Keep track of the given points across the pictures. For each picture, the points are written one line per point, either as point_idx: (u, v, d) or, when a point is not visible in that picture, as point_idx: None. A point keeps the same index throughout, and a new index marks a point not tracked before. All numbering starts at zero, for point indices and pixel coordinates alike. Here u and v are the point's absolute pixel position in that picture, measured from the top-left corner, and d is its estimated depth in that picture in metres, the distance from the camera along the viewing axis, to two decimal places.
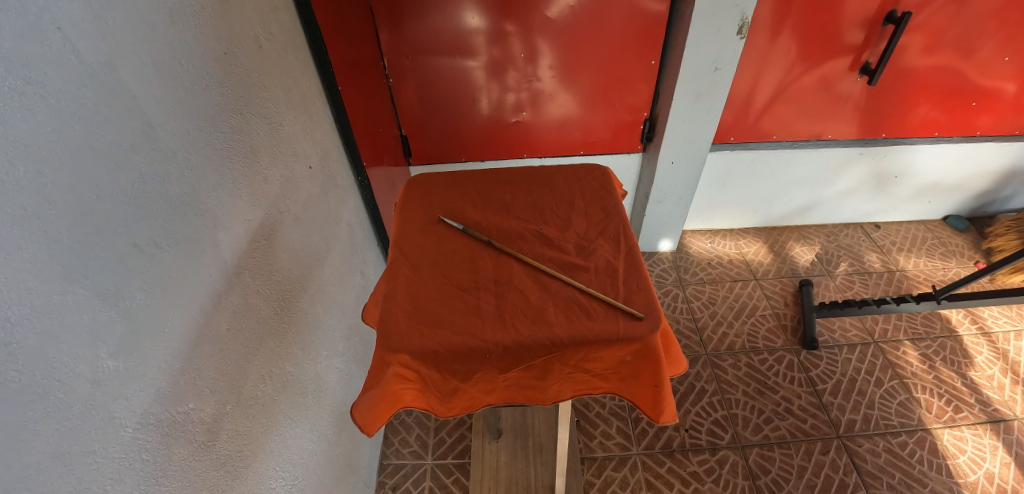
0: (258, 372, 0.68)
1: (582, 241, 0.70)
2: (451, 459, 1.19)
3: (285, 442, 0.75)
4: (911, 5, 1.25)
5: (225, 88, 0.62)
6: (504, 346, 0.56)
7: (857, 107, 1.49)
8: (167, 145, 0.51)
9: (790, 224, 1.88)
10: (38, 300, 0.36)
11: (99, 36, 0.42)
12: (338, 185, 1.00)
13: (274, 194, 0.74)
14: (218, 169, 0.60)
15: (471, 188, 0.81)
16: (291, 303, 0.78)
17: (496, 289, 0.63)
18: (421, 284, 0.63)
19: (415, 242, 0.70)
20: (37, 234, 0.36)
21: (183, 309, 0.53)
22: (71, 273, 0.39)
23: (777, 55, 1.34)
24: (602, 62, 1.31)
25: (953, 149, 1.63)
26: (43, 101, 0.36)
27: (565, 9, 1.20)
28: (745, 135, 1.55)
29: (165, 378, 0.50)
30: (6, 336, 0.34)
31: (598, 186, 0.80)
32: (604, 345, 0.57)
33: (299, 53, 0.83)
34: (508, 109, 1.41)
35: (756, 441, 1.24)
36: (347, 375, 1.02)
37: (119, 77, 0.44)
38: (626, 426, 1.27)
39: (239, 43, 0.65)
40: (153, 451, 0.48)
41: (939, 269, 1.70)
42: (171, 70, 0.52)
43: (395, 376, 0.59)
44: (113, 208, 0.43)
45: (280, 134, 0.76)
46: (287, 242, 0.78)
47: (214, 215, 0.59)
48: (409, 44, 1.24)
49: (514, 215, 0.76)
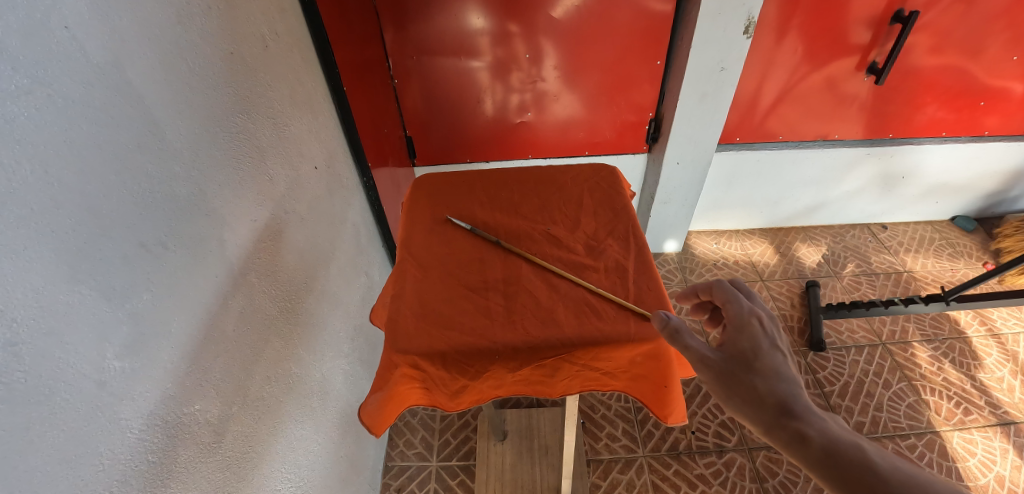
0: (264, 374, 0.67)
1: (591, 242, 0.70)
2: (455, 461, 1.19)
3: (290, 444, 0.74)
4: (919, 4, 1.24)
5: (231, 88, 0.61)
6: (513, 347, 0.56)
7: (864, 107, 1.48)
8: (173, 145, 0.50)
9: (796, 224, 1.87)
10: (43, 300, 0.36)
11: (105, 35, 0.42)
12: (343, 186, 0.99)
13: (280, 195, 0.73)
14: (224, 169, 0.60)
15: (479, 188, 0.80)
16: (297, 304, 0.78)
17: (505, 289, 0.62)
18: (428, 284, 0.63)
19: (421, 242, 0.70)
20: (43, 234, 0.36)
21: (190, 309, 0.53)
22: (77, 273, 0.39)
23: (783, 55, 1.33)
24: (607, 62, 1.31)
25: (961, 149, 1.61)
26: (51, 100, 0.36)
27: (569, 9, 1.19)
28: (751, 135, 1.54)
29: (171, 379, 0.50)
30: (11, 337, 0.33)
31: (607, 185, 0.80)
32: (615, 346, 0.57)
33: (304, 53, 0.83)
34: (513, 110, 1.41)
35: (763, 444, 1.23)
36: (352, 376, 1.01)
37: (126, 76, 0.44)
38: (632, 428, 1.26)
39: (246, 44, 0.65)
40: (159, 453, 0.48)
41: (948, 270, 1.69)
42: (178, 70, 0.52)
43: (403, 376, 0.58)
44: (120, 209, 0.43)
45: (286, 135, 0.76)
46: (293, 242, 0.77)
47: (220, 214, 0.59)
48: (414, 45, 1.24)
49: (522, 215, 0.75)
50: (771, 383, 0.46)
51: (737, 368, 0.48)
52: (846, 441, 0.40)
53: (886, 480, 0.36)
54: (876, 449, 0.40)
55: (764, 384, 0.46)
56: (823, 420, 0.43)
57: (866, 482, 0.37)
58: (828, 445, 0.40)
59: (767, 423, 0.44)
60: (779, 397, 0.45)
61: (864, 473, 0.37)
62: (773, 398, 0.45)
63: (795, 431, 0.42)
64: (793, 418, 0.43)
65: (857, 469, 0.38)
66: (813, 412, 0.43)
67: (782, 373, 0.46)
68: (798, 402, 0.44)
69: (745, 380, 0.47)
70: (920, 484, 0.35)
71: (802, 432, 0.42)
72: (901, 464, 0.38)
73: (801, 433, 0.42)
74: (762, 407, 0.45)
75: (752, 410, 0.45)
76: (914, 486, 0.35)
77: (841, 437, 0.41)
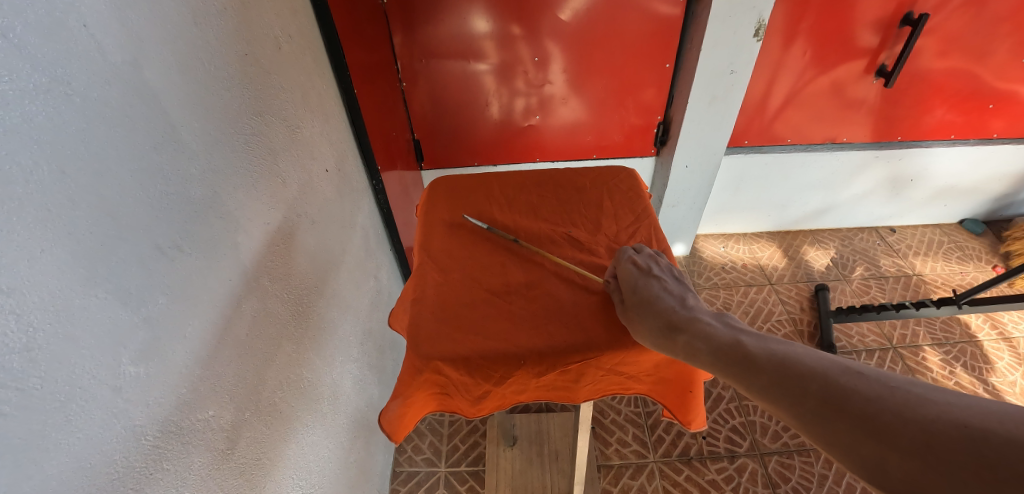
0: (276, 378, 0.66)
1: (612, 245, 0.69)
2: (464, 467, 1.18)
3: (300, 450, 0.73)
4: (928, 7, 1.24)
5: (244, 88, 0.61)
6: (538, 352, 0.55)
7: (872, 111, 1.47)
8: (189, 147, 0.50)
9: (803, 228, 1.86)
10: (59, 303, 0.35)
11: (122, 35, 0.41)
12: (352, 189, 0.98)
13: (292, 197, 0.73)
14: (237, 171, 0.59)
15: (496, 191, 0.80)
16: (309, 307, 0.77)
17: (527, 293, 0.61)
18: (448, 288, 0.62)
19: (439, 246, 0.69)
20: (59, 236, 0.35)
21: (204, 313, 0.52)
22: (93, 276, 0.38)
23: (792, 57, 1.33)
24: (615, 66, 1.30)
25: (969, 152, 1.61)
26: (69, 99, 0.36)
27: (578, 12, 1.19)
28: (759, 138, 1.54)
29: (186, 385, 0.49)
30: (26, 342, 0.33)
31: (626, 188, 0.79)
32: (642, 351, 0.56)
33: (316, 55, 0.83)
34: (520, 113, 1.41)
35: (775, 449, 1.22)
36: (362, 380, 1.00)
37: (143, 77, 0.44)
38: (642, 433, 1.25)
39: (260, 45, 0.65)
40: (172, 460, 0.47)
41: (957, 274, 1.68)
42: (193, 70, 0.51)
43: (425, 383, 0.57)
44: (135, 210, 0.42)
45: (298, 138, 0.75)
46: (305, 245, 0.76)
47: (233, 217, 0.58)
48: (423, 48, 1.23)
49: (541, 218, 0.75)
50: (660, 307, 0.53)
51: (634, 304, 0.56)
52: (727, 338, 0.47)
53: (764, 364, 0.42)
54: (752, 337, 0.46)
55: (654, 314, 0.53)
56: (702, 322, 0.50)
57: (750, 369, 0.43)
58: (714, 347, 0.46)
59: (666, 345, 0.50)
60: (668, 318, 0.52)
61: (745, 362, 0.43)
62: (664, 319, 0.52)
63: (684, 342, 0.49)
64: (682, 333, 0.49)
65: (740, 358, 0.44)
66: (699, 319, 0.50)
67: (665, 297, 0.54)
68: (683, 316, 0.51)
69: (640, 310, 0.54)
70: (788, 358, 0.42)
71: (691, 342, 0.48)
72: (772, 344, 0.44)
73: (690, 342, 0.48)
74: (657, 328, 0.52)
75: (651, 333, 0.52)
76: (783, 362, 0.42)
77: (723, 335, 0.47)
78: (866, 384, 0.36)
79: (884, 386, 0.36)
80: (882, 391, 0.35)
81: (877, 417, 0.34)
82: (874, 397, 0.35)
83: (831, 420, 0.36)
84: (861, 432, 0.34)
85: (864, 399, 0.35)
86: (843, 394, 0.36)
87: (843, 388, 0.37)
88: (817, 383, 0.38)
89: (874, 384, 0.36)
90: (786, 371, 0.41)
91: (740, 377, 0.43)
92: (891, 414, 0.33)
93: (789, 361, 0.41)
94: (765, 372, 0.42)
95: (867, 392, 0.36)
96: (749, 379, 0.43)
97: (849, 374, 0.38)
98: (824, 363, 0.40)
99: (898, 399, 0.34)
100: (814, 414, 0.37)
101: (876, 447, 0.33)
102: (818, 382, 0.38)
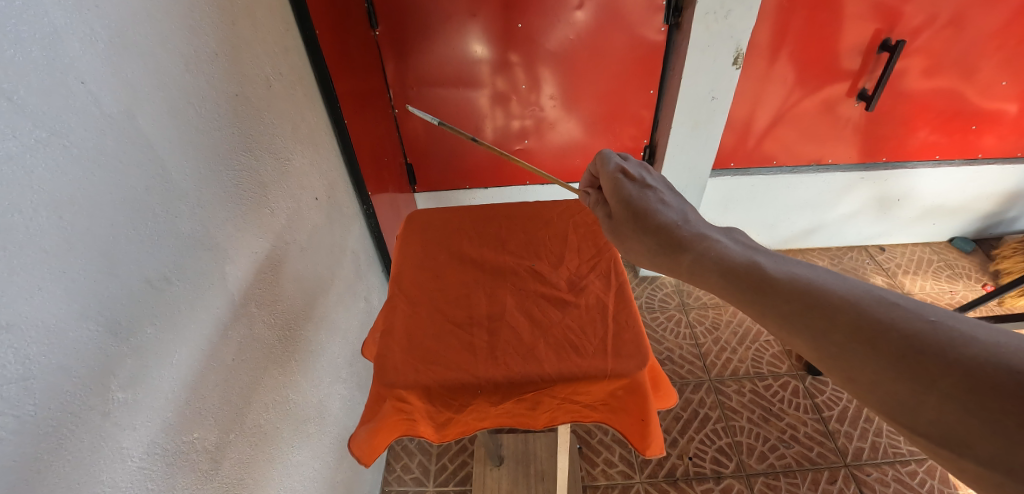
0: (261, 402, 0.69)
1: (573, 277, 0.72)
2: (451, 486, 1.20)
3: (286, 470, 0.75)
4: (905, 33, 1.27)
5: (234, 127, 0.64)
6: (494, 382, 0.57)
7: (857, 131, 1.50)
8: (178, 185, 0.53)
9: (793, 247, 1.87)
10: (55, 338, 0.39)
11: (118, 88, 0.45)
12: (343, 214, 1.02)
13: (280, 226, 0.76)
14: (226, 205, 0.63)
15: (468, 223, 0.83)
16: (296, 332, 0.80)
17: (489, 325, 0.64)
18: (415, 320, 0.65)
19: (411, 277, 0.72)
20: (58, 276, 0.39)
21: (189, 342, 0.55)
22: (86, 310, 0.41)
23: (774, 81, 1.37)
24: (602, 91, 1.35)
25: (955, 172, 1.62)
26: (67, 150, 0.39)
27: (564, 41, 1.24)
28: (745, 159, 1.57)
29: (172, 408, 0.52)
30: (24, 372, 0.36)
31: (592, 220, 0.82)
32: (593, 381, 0.58)
33: (308, 90, 0.88)
34: (512, 137, 1.45)
35: (761, 470, 1.22)
36: (349, 400, 1.02)
37: (136, 124, 0.47)
38: (629, 454, 1.26)
39: (251, 85, 0.69)
40: (158, 480, 0.50)
41: (946, 292, 1.69)
42: (185, 113, 0.55)
43: (392, 409, 0.60)
44: (128, 247, 0.46)
45: (288, 169, 0.79)
46: (293, 271, 0.80)
47: (221, 249, 0.61)
48: (415, 76, 1.29)
49: (507, 251, 0.77)
50: (662, 221, 0.54)
51: (633, 221, 0.57)
52: (740, 258, 0.44)
53: (786, 291, 0.39)
54: (768, 257, 0.44)
55: (657, 227, 0.53)
56: (706, 235, 0.49)
57: (770, 295, 0.40)
58: (724, 268, 0.44)
59: (672, 260, 0.50)
60: (673, 235, 0.51)
61: (763, 285, 0.41)
62: (668, 237, 0.52)
63: (690, 260, 0.48)
64: (687, 250, 0.49)
65: (756, 282, 0.42)
66: (707, 237, 0.49)
67: (665, 211, 0.55)
68: (688, 233, 0.51)
69: (642, 227, 0.55)
70: (810, 283, 0.39)
71: (699, 259, 0.47)
72: (793, 268, 0.42)
73: (696, 259, 0.47)
74: (661, 246, 0.52)
75: (656, 253, 0.53)
76: (808, 288, 0.39)
77: (736, 255, 0.45)
78: (903, 318, 0.33)
79: (926, 320, 0.33)
80: (922, 327, 0.32)
81: (919, 355, 0.31)
82: (916, 333, 0.32)
83: (862, 355, 0.34)
84: (895, 372, 0.32)
85: (904, 337, 0.32)
86: (881, 326, 0.34)
87: (879, 320, 0.34)
88: (848, 313, 0.35)
89: (913, 318, 0.33)
90: (809, 297, 0.38)
91: (756, 301, 0.41)
92: (935, 356, 0.31)
93: (813, 286, 0.38)
94: (786, 300, 0.39)
95: (905, 326, 0.33)
96: (767, 305, 0.40)
97: (885, 305, 0.35)
98: (856, 293, 0.37)
99: (941, 336, 0.31)
100: (840, 348, 0.35)
101: (909, 389, 0.31)
102: (849, 312, 0.35)
